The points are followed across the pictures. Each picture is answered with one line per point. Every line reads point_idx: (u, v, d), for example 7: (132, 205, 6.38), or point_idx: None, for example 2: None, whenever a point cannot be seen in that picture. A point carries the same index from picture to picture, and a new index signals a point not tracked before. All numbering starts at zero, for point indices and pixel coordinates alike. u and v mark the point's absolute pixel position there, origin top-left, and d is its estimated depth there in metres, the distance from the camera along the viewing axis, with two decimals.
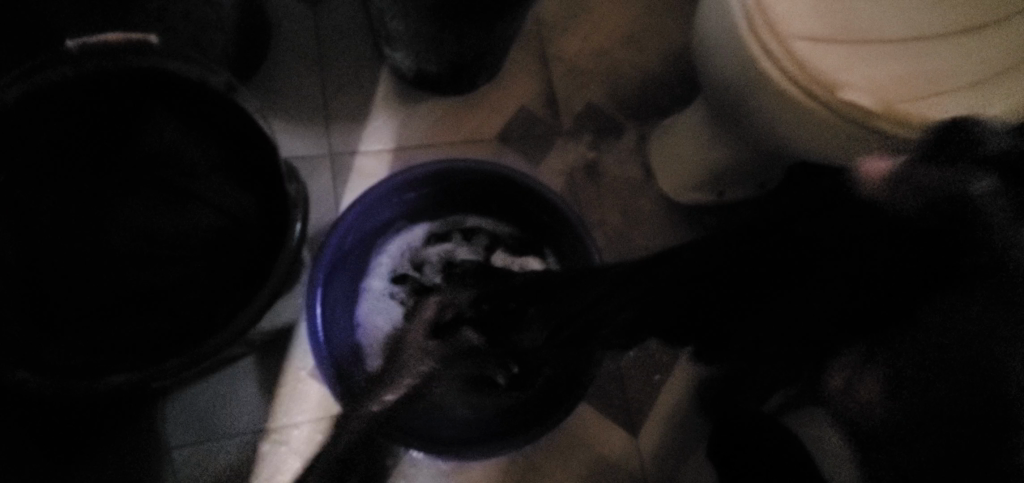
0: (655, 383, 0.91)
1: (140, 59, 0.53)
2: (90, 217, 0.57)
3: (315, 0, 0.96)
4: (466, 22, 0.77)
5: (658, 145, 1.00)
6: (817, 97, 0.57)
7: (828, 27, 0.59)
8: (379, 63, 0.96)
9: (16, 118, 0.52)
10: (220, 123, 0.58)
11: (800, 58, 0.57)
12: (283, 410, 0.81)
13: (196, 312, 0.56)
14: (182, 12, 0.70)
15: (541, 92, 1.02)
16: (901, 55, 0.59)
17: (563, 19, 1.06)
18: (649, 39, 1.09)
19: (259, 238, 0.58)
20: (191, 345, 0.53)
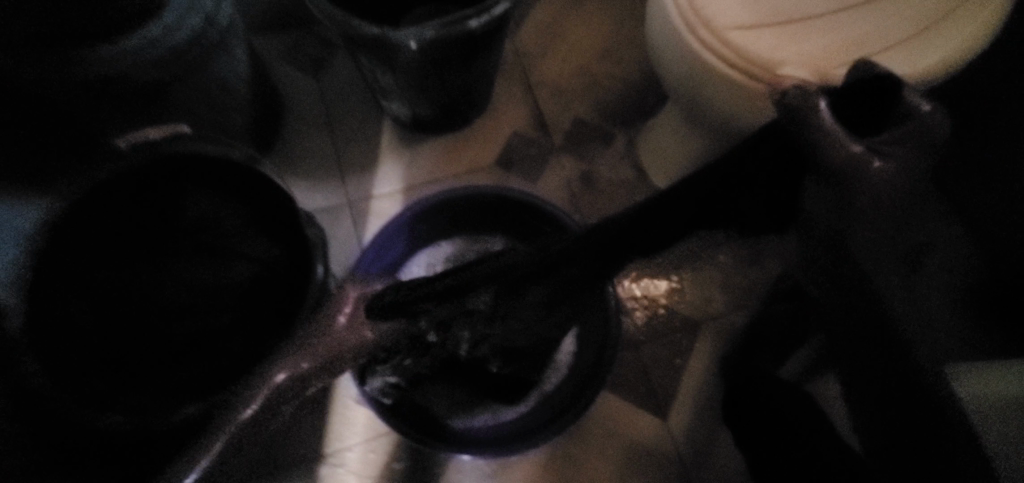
0: (676, 367, 0.96)
1: (174, 146, 0.65)
2: (149, 282, 0.67)
3: (317, 69, 1.09)
4: (446, 68, 0.87)
5: (645, 145, 1.06)
6: (759, 77, 0.64)
7: (757, 15, 0.65)
8: (381, 116, 1.07)
9: (86, 209, 0.65)
10: (245, 188, 0.69)
11: (737, 46, 0.64)
12: (335, 435, 0.88)
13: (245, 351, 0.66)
14: (206, 103, 0.83)
15: (530, 116, 1.11)
16: (829, 27, 0.65)
17: (542, 47, 1.15)
18: (624, 50, 1.16)
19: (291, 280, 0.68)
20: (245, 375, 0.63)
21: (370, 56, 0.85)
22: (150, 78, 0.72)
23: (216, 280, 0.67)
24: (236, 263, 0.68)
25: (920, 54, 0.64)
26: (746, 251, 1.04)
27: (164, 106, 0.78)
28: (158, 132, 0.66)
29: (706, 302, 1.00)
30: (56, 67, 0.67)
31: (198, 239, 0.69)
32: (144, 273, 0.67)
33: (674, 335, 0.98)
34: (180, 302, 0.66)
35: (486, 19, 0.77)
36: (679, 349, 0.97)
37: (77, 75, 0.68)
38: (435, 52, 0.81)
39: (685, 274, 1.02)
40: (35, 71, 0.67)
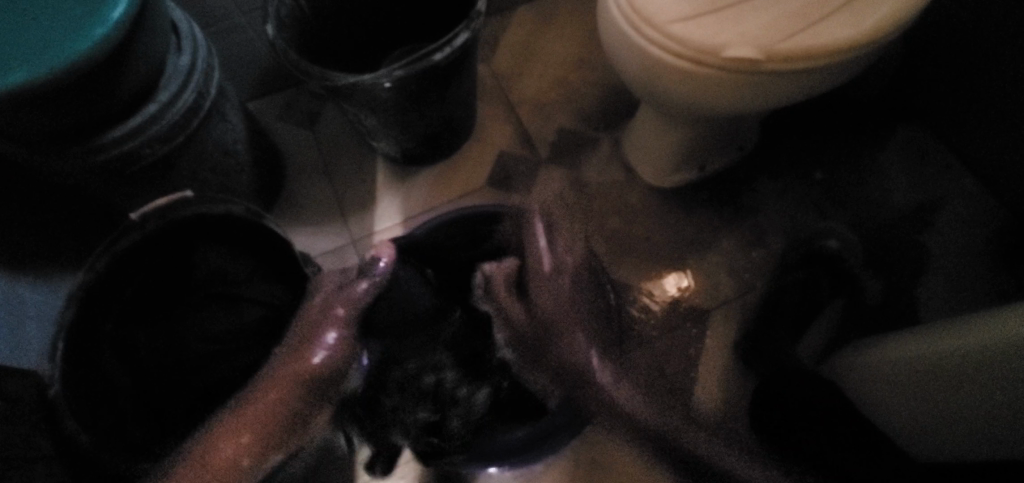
0: (692, 357, 0.96)
1: (182, 211, 0.71)
2: (171, 336, 0.73)
3: (311, 121, 1.16)
4: (423, 102, 0.92)
5: (630, 144, 1.09)
6: (707, 62, 0.67)
7: (697, 4, 0.68)
8: (375, 156, 1.13)
9: (109, 281, 0.70)
10: (248, 239, 0.76)
11: (681, 38, 0.67)
12: (366, 466, 0.93)
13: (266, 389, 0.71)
14: (211, 169, 0.90)
15: (516, 134, 1.15)
16: (769, 3, 0.67)
17: (518, 68, 1.20)
18: (596, 57, 1.20)
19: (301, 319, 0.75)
20: None
21: (351, 102, 0.91)
22: (158, 153, 0.79)
23: (230, 325, 0.73)
24: (248, 306, 0.74)
25: (861, 16, 0.66)
26: (746, 232, 1.04)
27: (171, 176, 0.85)
28: (164, 200, 0.70)
29: (714, 288, 1.01)
30: (72, 155, 0.74)
31: (212, 291, 0.74)
32: (167, 328, 0.73)
33: (685, 325, 0.99)
34: (202, 349, 0.72)
35: (450, 51, 0.82)
36: (691, 339, 0.98)
37: (90, 159, 0.75)
38: (409, 89, 0.86)
39: (688, 264, 1.03)
40: (54, 161, 0.75)
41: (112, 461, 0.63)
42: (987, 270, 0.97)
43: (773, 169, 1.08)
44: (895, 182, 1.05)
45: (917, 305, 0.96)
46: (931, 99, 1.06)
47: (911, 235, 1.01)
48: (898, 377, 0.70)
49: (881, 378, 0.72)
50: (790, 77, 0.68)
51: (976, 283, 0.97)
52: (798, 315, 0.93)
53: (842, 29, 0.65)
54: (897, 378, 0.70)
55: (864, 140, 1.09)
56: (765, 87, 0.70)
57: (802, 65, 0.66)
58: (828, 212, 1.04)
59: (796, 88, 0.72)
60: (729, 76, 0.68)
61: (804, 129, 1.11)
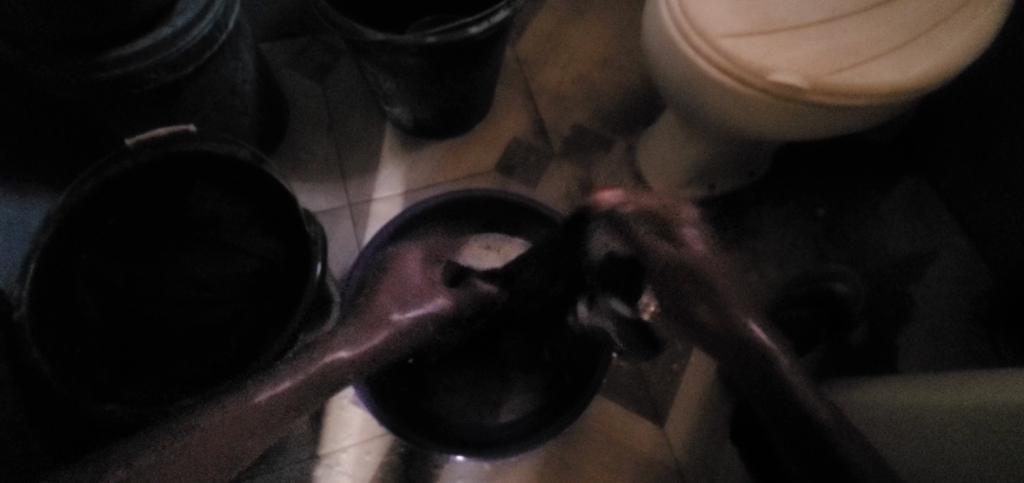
0: (675, 372, 0.96)
1: (183, 144, 0.67)
2: (153, 274, 0.69)
3: (322, 74, 1.11)
4: (447, 73, 0.89)
5: (644, 152, 1.07)
6: (751, 83, 0.66)
7: (748, 23, 0.67)
8: (384, 121, 1.09)
9: (93, 205, 0.67)
10: (249, 186, 0.72)
11: (729, 53, 0.66)
12: (332, 435, 0.89)
13: (248, 343, 0.67)
14: (215, 106, 0.85)
15: (532, 122, 1.12)
16: (818, 36, 0.67)
17: (543, 55, 1.17)
18: (624, 59, 1.18)
19: (292, 276, 0.70)
20: (238, 371, 0.65)
21: (373, 61, 0.87)
22: (166, 81, 0.75)
23: (217, 274, 0.69)
24: (241, 258, 0.70)
25: (910, 63, 0.65)
26: (745, 255, 1.05)
27: (172, 107, 0.80)
28: (164, 129, 0.66)
29: None
30: (71, 68, 0.69)
31: (205, 236, 0.71)
32: (152, 269, 0.69)
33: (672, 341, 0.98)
34: (187, 294, 0.68)
35: (486, 26, 0.79)
36: (675, 355, 0.97)
37: (90, 76, 0.70)
38: (436, 58, 0.83)
39: None
40: (50, 71, 0.70)
41: (79, 397, 0.59)
42: (968, 330, 1.00)
43: (779, 198, 1.09)
44: (893, 231, 1.07)
45: (897, 354, 0.98)
46: (943, 155, 1.07)
47: (900, 285, 1.03)
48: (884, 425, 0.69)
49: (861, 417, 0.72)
50: (830, 112, 0.67)
51: (955, 339, 0.99)
52: (800, 343, 0.92)
53: (890, 73, 0.65)
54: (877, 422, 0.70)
55: (871, 185, 1.10)
56: (802, 118, 0.69)
57: (845, 102, 0.65)
58: (827, 250, 1.05)
59: (829, 124, 0.71)
60: (770, 100, 0.67)
61: (815, 165, 1.11)
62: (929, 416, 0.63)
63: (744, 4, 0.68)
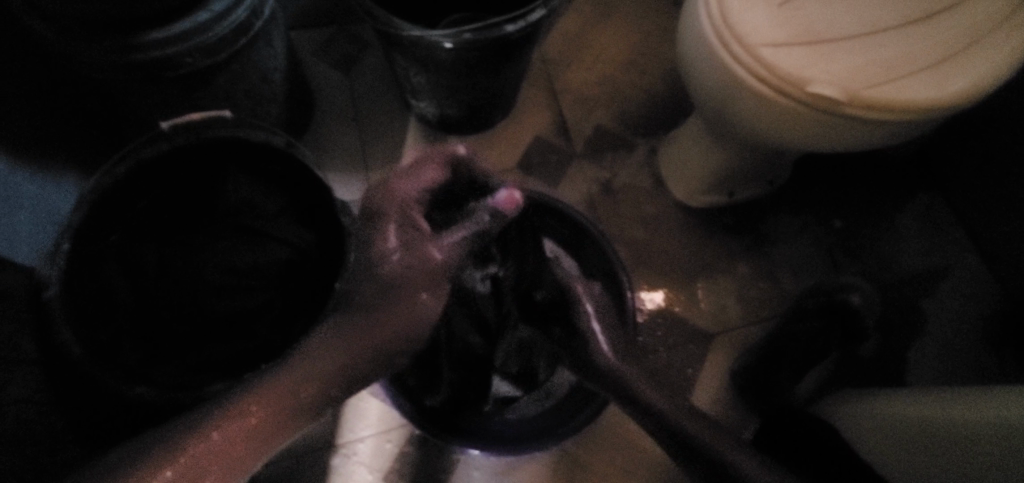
0: (689, 377, 0.97)
1: (219, 130, 0.68)
2: (182, 259, 0.68)
3: (349, 66, 1.11)
4: (478, 70, 0.89)
5: (667, 157, 1.08)
6: (789, 92, 0.66)
7: (788, 34, 0.68)
8: (409, 115, 1.09)
9: (126, 186, 0.68)
10: (282, 175, 0.73)
11: (769, 63, 0.66)
12: (349, 426, 0.89)
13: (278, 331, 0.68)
14: (246, 93, 0.85)
15: (554, 122, 1.13)
16: (856, 50, 0.67)
17: (567, 56, 1.18)
18: (649, 63, 1.18)
19: (325, 266, 0.71)
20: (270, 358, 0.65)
21: (404, 55, 0.88)
22: (202, 64, 0.75)
23: (251, 263, 0.68)
24: (275, 245, 0.70)
25: (945, 79, 0.66)
26: (763, 263, 1.05)
27: (203, 92, 0.80)
28: (199, 115, 0.67)
29: (720, 311, 1.02)
30: (106, 47, 0.69)
31: (236, 221, 0.70)
32: (181, 252, 0.68)
33: (688, 343, 0.99)
34: (218, 281, 0.67)
35: (523, 25, 0.79)
36: (688, 358, 0.98)
37: (129, 57, 0.70)
38: (470, 54, 0.83)
39: (700, 284, 1.04)
40: (85, 49, 0.70)
41: (109, 377, 0.58)
42: (976, 346, 1.01)
43: (797, 208, 1.09)
44: (909, 246, 1.08)
45: (907, 367, 0.99)
46: (961, 173, 1.08)
47: (914, 299, 1.04)
48: (894, 433, 0.69)
49: (881, 422, 0.71)
50: (867, 124, 0.68)
51: (966, 355, 1.00)
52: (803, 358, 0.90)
53: (926, 89, 0.65)
54: (884, 431, 0.70)
55: (889, 199, 1.11)
56: (840, 128, 0.69)
57: (882, 115, 0.66)
58: (843, 262, 1.06)
59: (860, 137, 0.72)
60: (806, 110, 0.68)
61: (835, 177, 1.12)
62: (945, 428, 0.62)
63: (783, 14, 0.69)
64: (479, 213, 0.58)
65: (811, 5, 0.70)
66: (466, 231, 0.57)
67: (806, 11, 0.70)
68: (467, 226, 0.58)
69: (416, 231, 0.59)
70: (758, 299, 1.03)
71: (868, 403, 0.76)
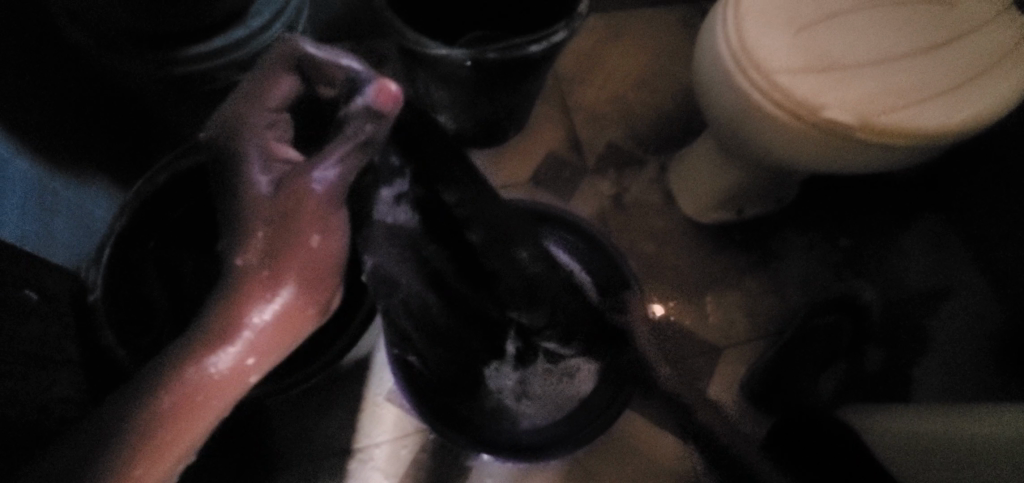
0: (698, 390, 0.99)
1: None
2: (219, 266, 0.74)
3: None
4: (498, 87, 0.92)
5: (677, 173, 1.11)
6: (802, 117, 0.69)
7: (802, 61, 0.71)
8: None
9: (165, 195, 0.70)
10: None
11: (784, 88, 0.69)
12: (365, 431, 0.91)
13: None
14: None
15: (568, 137, 1.16)
16: (867, 77, 0.70)
17: (581, 73, 1.21)
18: (660, 81, 1.22)
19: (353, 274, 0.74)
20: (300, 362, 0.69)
21: (427, 72, 0.91)
22: (236, 78, 0.78)
23: None
24: None
25: (950, 108, 0.69)
26: (769, 279, 1.08)
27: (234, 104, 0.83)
28: None
29: (728, 325, 1.04)
30: (146, 61, 0.72)
31: None
32: None
33: (697, 356, 1.01)
34: None
35: (545, 46, 0.82)
36: (698, 371, 1.00)
37: (167, 70, 0.73)
38: (492, 73, 0.86)
39: (708, 297, 1.06)
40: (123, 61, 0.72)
41: None
42: (977, 364, 1.03)
43: (803, 225, 1.12)
44: (912, 265, 1.10)
45: (911, 383, 1.01)
46: (963, 194, 1.11)
47: (917, 317, 1.06)
48: (909, 444, 0.70)
49: (896, 433, 0.72)
50: (877, 149, 0.71)
51: (967, 372, 1.03)
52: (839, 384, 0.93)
53: (933, 117, 0.68)
54: (899, 441, 0.71)
55: (891, 219, 1.14)
56: (850, 152, 0.73)
57: (891, 140, 0.69)
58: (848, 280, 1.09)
59: (867, 162, 0.75)
60: (819, 135, 0.70)
61: (840, 196, 1.15)
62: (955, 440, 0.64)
63: (797, 42, 0.72)
64: (349, 120, 0.45)
65: (825, 33, 0.73)
66: (341, 144, 0.44)
67: (819, 39, 0.73)
68: (337, 141, 0.44)
69: (285, 165, 0.49)
70: (765, 314, 1.05)
71: (896, 413, 0.76)
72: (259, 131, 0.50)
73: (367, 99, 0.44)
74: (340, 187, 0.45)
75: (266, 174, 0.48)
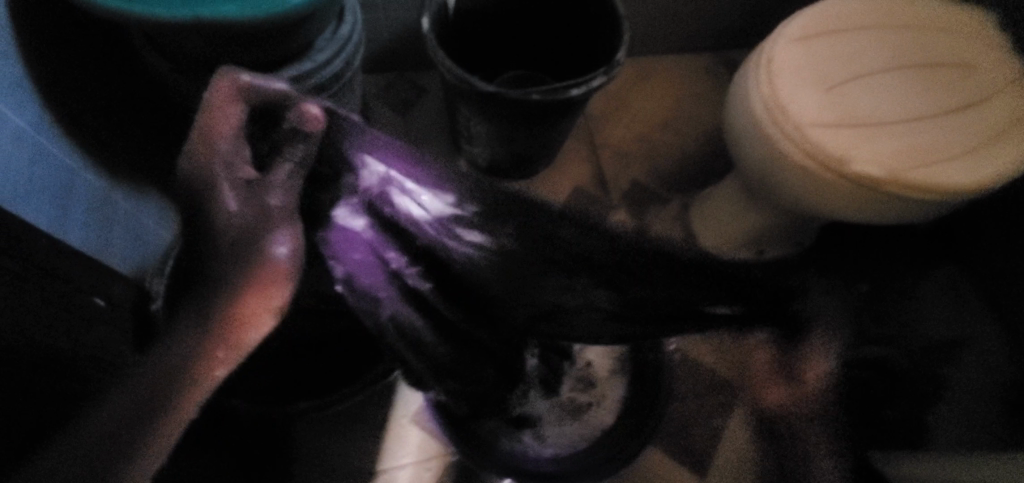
0: (716, 427, 1.01)
1: None
2: None
3: (406, 110, 1.20)
4: (535, 124, 0.97)
5: (698, 213, 1.15)
6: (832, 168, 0.73)
7: (831, 116, 0.75)
8: (460, 158, 1.18)
9: None
10: None
11: (814, 140, 0.74)
12: (389, 452, 0.93)
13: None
14: None
15: (594, 173, 1.20)
16: (892, 133, 0.75)
17: (609, 113, 1.26)
18: (684, 124, 1.27)
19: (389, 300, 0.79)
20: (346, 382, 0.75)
21: (470, 106, 0.96)
22: None
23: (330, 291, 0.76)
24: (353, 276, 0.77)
25: (971, 166, 0.73)
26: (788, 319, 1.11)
27: None
28: None
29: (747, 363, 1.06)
30: None
31: None
32: None
33: (715, 392, 1.03)
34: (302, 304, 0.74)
35: (585, 89, 0.87)
36: (715, 408, 1.02)
37: None
38: (533, 111, 0.91)
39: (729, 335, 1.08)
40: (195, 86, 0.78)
41: None
42: (992, 414, 1.05)
43: (820, 269, 1.15)
44: (929, 313, 1.13)
45: (928, 430, 1.03)
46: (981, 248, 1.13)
47: (934, 364, 1.08)
48: None
49: None
50: (903, 201, 0.74)
51: (983, 422, 1.04)
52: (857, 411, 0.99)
53: (957, 174, 0.72)
54: None
55: (907, 267, 1.17)
56: (876, 204, 0.76)
57: (917, 193, 0.73)
58: (866, 326, 1.11)
59: (895, 213, 0.79)
60: (847, 186, 0.74)
61: (856, 242, 1.18)
62: None
63: (826, 98, 0.77)
64: (294, 133, 0.49)
65: (852, 90, 0.78)
66: (296, 158, 0.49)
67: (846, 96, 0.77)
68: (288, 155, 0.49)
69: (247, 182, 0.48)
70: None
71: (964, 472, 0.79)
72: (219, 158, 0.48)
73: (305, 112, 0.49)
74: (294, 194, 0.48)
75: (233, 196, 0.48)
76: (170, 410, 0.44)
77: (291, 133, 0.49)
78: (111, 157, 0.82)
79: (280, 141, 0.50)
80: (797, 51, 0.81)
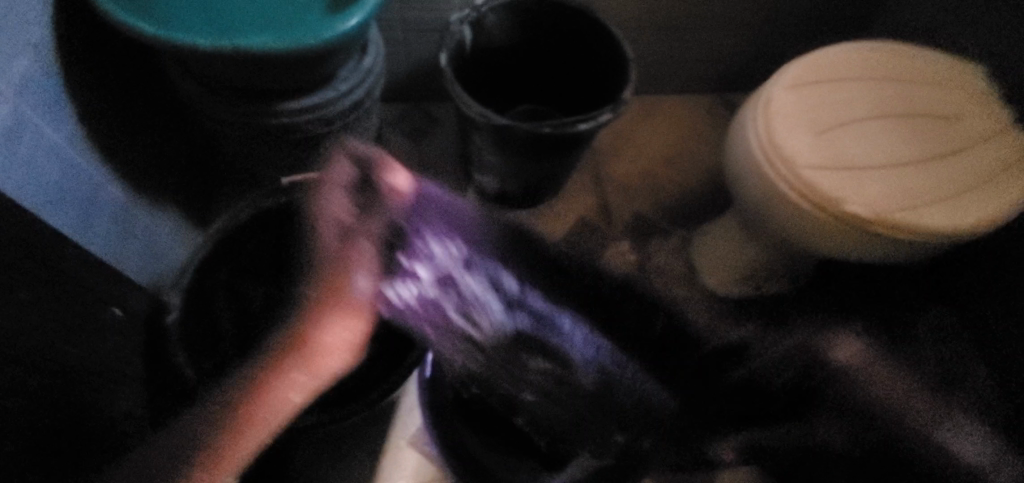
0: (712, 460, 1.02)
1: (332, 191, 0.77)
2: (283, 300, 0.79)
3: (419, 137, 1.25)
4: (543, 156, 1.01)
5: (698, 247, 1.18)
6: (824, 208, 0.77)
7: (824, 160, 0.79)
8: (468, 185, 1.22)
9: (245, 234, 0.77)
10: None
11: (807, 181, 0.77)
12: (385, 473, 0.95)
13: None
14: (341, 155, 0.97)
15: (598, 205, 1.24)
16: (882, 178, 0.79)
17: (614, 149, 1.31)
18: (687, 161, 1.31)
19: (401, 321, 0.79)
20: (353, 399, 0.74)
21: (481, 137, 1.00)
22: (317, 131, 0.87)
23: None
24: None
25: (957, 212, 0.77)
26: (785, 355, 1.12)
27: (310, 152, 0.92)
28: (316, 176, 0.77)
29: None
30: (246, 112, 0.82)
31: None
32: None
33: None
34: None
35: (592, 125, 0.91)
36: None
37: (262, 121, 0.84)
38: (542, 144, 0.95)
39: None
40: (225, 110, 0.83)
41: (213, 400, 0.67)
42: None
43: (817, 306, 1.18)
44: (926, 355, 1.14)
45: None
46: (980, 292, 1.15)
47: None
48: None
49: None
50: (892, 243, 0.78)
51: None
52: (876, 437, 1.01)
53: (942, 219, 0.76)
54: None
55: (904, 308, 1.19)
56: (866, 244, 0.80)
57: (905, 236, 0.76)
58: None
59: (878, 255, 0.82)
60: (839, 226, 0.78)
61: (853, 282, 1.21)
62: None
63: (819, 142, 0.81)
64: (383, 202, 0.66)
65: (844, 135, 0.82)
66: (383, 219, 0.66)
67: (839, 141, 0.82)
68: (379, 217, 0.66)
69: (342, 228, 0.64)
70: None
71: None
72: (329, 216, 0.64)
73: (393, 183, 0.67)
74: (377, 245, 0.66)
75: (333, 239, 0.63)
76: (231, 410, 0.56)
77: (379, 200, 0.66)
78: (139, 175, 0.86)
79: (371, 202, 0.66)
80: (793, 98, 0.85)
